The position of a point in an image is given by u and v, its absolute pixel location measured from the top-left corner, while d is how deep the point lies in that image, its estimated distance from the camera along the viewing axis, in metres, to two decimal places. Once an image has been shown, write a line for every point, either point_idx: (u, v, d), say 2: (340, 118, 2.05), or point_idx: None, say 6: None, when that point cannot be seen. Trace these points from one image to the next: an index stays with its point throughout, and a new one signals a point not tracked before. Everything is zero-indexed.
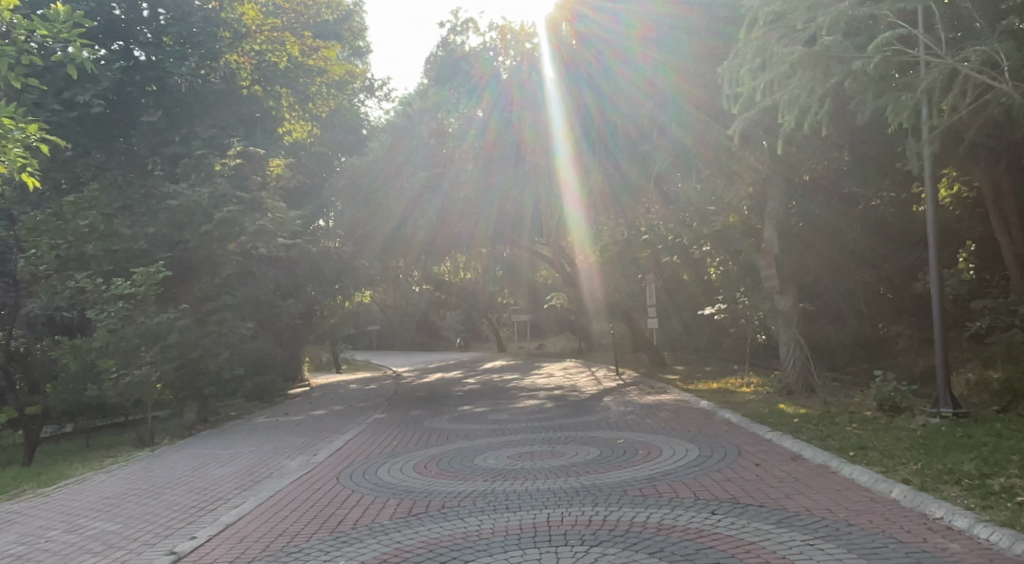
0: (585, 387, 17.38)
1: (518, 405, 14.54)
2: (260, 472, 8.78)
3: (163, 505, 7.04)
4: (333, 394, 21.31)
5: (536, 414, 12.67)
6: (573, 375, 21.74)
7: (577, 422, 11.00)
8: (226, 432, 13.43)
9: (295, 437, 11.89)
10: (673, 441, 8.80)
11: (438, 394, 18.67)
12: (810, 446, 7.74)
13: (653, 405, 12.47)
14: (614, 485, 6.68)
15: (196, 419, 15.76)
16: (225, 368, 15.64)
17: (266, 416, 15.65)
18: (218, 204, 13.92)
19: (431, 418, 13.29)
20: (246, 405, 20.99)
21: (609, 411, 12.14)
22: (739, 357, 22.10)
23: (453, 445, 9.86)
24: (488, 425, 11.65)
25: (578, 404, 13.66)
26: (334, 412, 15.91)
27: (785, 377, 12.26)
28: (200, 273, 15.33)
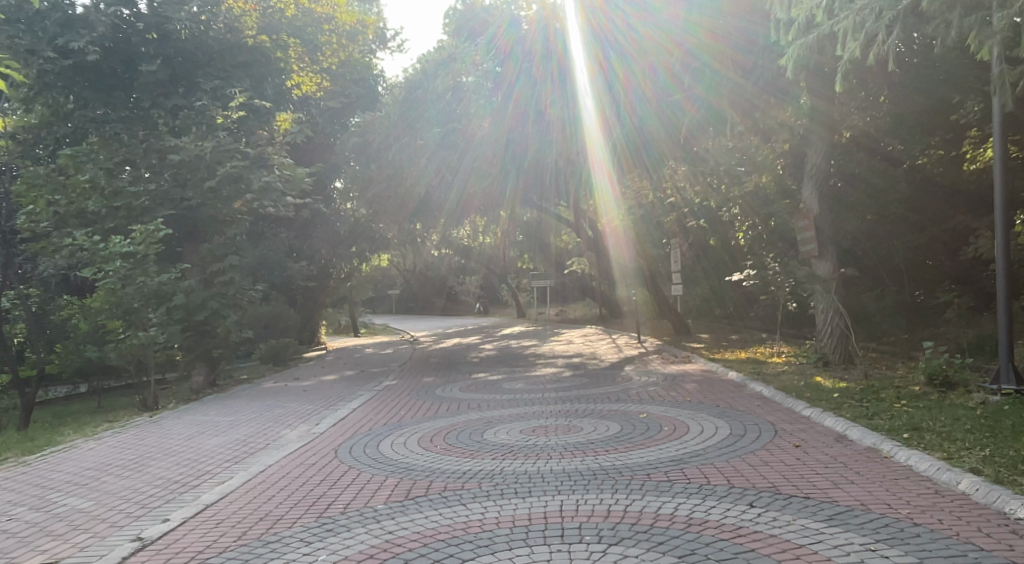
0: (606, 355, 16.70)
1: (534, 373, 13.92)
2: (256, 442, 8.25)
3: (144, 480, 6.54)
4: (348, 359, 20.91)
5: (553, 383, 12.02)
6: (593, 342, 21.02)
7: (597, 393, 10.30)
8: (233, 396, 13.04)
9: (302, 403, 11.42)
10: (702, 417, 8.05)
11: (454, 360, 18.10)
12: (857, 425, 6.94)
13: (678, 376, 11.73)
14: (637, 468, 5.96)
15: (205, 383, 15.41)
16: (234, 331, 15.21)
17: (277, 380, 15.26)
18: (221, 159, 13.53)
19: (444, 385, 12.72)
20: (260, 368, 20.66)
21: (631, 381, 11.45)
22: (767, 325, 21.23)
23: (463, 417, 9.18)
24: (502, 394, 11.02)
25: (598, 373, 12.98)
26: (346, 377, 15.43)
27: (821, 347, 11.41)
28: (206, 233, 14.78)
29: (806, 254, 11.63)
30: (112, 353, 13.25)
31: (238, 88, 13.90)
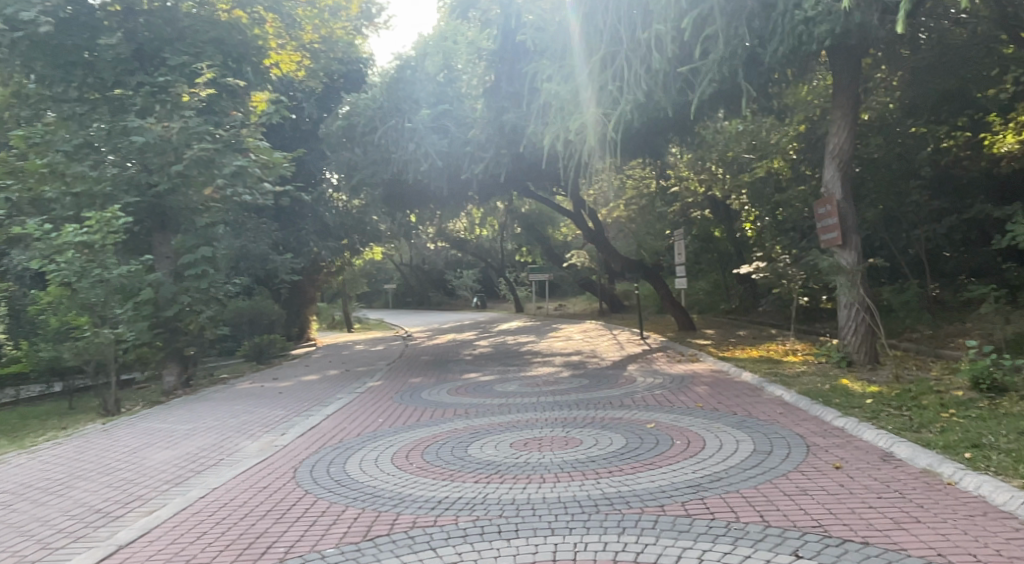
0: (607, 352, 15.72)
1: (529, 373, 12.92)
2: (208, 457, 7.24)
3: (60, 507, 5.55)
4: (335, 356, 19.91)
5: (550, 384, 11.03)
6: (593, 338, 20.03)
7: (597, 398, 9.28)
8: (202, 398, 12.05)
9: (273, 407, 10.43)
10: (717, 428, 7.02)
11: (446, 358, 17.10)
12: (904, 441, 5.90)
13: (686, 377, 10.72)
14: (646, 498, 4.91)
15: (178, 383, 14.42)
16: (209, 328, 14.21)
17: (255, 380, 14.29)
18: (189, 141, 12.53)
19: (432, 387, 11.72)
20: (243, 366, 19.72)
21: (634, 383, 10.42)
22: (775, 321, 20.24)
23: (447, 427, 8.12)
24: (493, 398, 9.97)
25: (599, 373, 11.99)
26: (329, 377, 14.42)
27: (845, 346, 10.38)
28: (177, 222, 13.80)
29: (827, 244, 10.59)
30: (72, 353, 12.27)
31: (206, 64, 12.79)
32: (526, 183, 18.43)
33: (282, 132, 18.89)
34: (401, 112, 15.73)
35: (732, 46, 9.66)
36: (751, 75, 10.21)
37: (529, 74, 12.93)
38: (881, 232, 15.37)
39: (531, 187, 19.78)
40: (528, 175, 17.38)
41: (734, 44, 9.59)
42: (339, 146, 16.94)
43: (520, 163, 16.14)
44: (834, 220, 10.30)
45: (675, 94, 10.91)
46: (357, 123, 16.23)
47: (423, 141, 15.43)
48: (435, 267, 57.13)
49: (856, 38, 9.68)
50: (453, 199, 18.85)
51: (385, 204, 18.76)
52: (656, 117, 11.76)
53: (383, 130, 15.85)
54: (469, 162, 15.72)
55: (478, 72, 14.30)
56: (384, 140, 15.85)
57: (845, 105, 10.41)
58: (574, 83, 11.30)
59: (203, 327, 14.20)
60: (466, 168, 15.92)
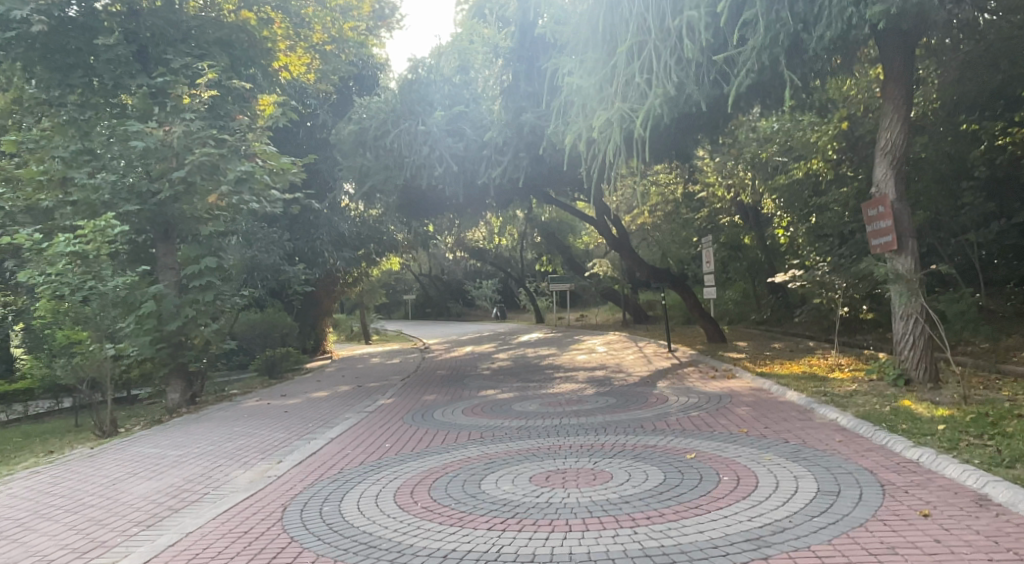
0: (634, 366, 14.76)
1: (551, 390, 12.02)
2: (191, 490, 6.46)
3: (10, 556, 4.82)
4: (349, 371, 19.17)
5: (573, 403, 10.16)
6: (618, 350, 19.13)
7: (627, 421, 8.37)
8: (203, 417, 11.32)
9: (275, 428, 9.68)
10: (769, 460, 6.11)
11: (463, 373, 16.30)
12: (1000, 481, 4.93)
13: (725, 397, 9.75)
14: (695, 557, 4.02)
15: (183, 401, 13.71)
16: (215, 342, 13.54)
17: (262, 397, 13.57)
18: (191, 146, 11.93)
19: (446, 406, 10.90)
20: (254, 380, 19.12)
21: (667, 403, 9.47)
22: (811, 333, 19.14)
23: (459, 454, 7.27)
24: (512, 420, 9.10)
25: (626, 390, 11.09)
26: (339, 393, 13.69)
27: (901, 362, 9.36)
28: (181, 232, 13.22)
29: (878, 250, 9.61)
30: (66, 370, 11.75)
31: (208, 64, 12.18)
32: (547, 189, 17.60)
33: (296, 138, 18.21)
34: (415, 116, 14.88)
35: (772, 32, 8.77)
36: (793, 64, 9.32)
37: (549, 71, 12.22)
38: (929, 236, 14.29)
39: (551, 193, 18.92)
40: (548, 180, 16.56)
41: (775, 28, 8.69)
42: (350, 153, 15.96)
43: (539, 168, 15.28)
44: (887, 223, 9.31)
45: (709, 87, 10.02)
46: (369, 127, 15.28)
47: (439, 144, 14.68)
48: (454, 278, 56.51)
49: (912, 19, 8.73)
50: (470, 205, 18.05)
51: (398, 211, 18.02)
52: (688, 114, 10.86)
53: (396, 134, 14.97)
54: (485, 167, 14.86)
55: (495, 73, 13.63)
56: (396, 143, 14.91)
57: (896, 97, 9.48)
58: (601, 76, 10.37)
59: (208, 341, 13.53)
60: (481, 173, 15.11)
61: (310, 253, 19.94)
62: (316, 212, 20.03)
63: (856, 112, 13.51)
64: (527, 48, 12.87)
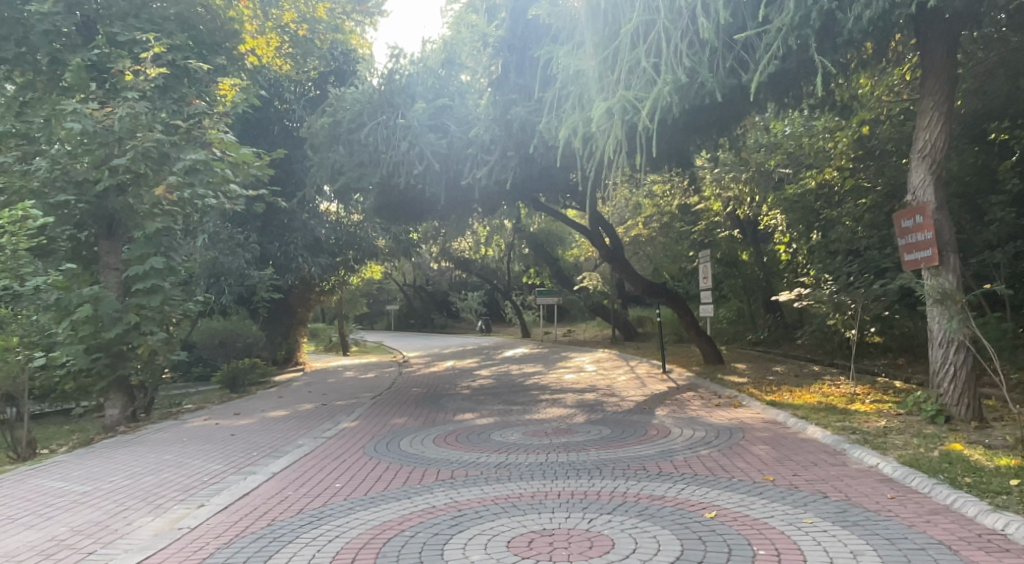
0: (627, 389, 13.44)
1: (536, 415, 10.70)
2: (75, 546, 5.09)
3: None
4: (317, 386, 17.68)
5: (562, 433, 8.83)
6: (609, 369, 17.84)
7: (626, 461, 7.02)
8: (136, 439, 9.82)
9: (213, 457, 8.30)
10: (812, 526, 4.80)
11: (439, 391, 14.93)
12: None
13: (736, 431, 8.45)
14: None
15: (122, 418, 12.35)
16: (160, 353, 12.09)
17: (211, 416, 12.10)
18: (137, 131, 10.61)
19: (416, 433, 9.53)
20: (214, 392, 17.66)
21: (670, 437, 8.18)
22: (815, 356, 17.94)
23: (422, 503, 5.89)
24: (489, 454, 7.73)
25: (623, 419, 9.78)
26: (300, 412, 12.30)
27: (940, 396, 8.11)
28: (127, 229, 11.87)
29: (914, 267, 8.37)
30: None
31: (157, 37, 10.85)
32: (538, 194, 16.34)
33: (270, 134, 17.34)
34: (394, 109, 13.60)
35: (803, 10, 7.56)
36: (822, 50, 8.18)
37: (542, 59, 11.00)
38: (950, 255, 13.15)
39: (542, 199, 17.68)
40: (538, 184, 15.31)
41: (806, 5, 7.51)
42: (323, 148, 14.52)
43: (529, 171, 13.99)
44: (928, 235, 8.08)
45: (724, 75, 8.82)
46: (343, 119, 13.92)
47: (420, 140, 13.41)
48: (440, 288, 55.13)
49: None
50: (454, 209, 16.77)
51: (376, 213, 16.64)
52: (697, 108, 9.65)
53: (372, 128, 13.60)
54: (469, 167, 13.54)
55: (483, 64, 12.45)
56: (372, 138, 13.59)
57: (938, 93, 8.30)
58: (601, 61, 9.13)
59: (153, 352, 12.09)
60: (465, 173, 13.78)
61: (282, 258, 19.15)
62: (290, 214, 19.35)
63: (875, 116, 12.41)
64: (518, 37, 11.69)
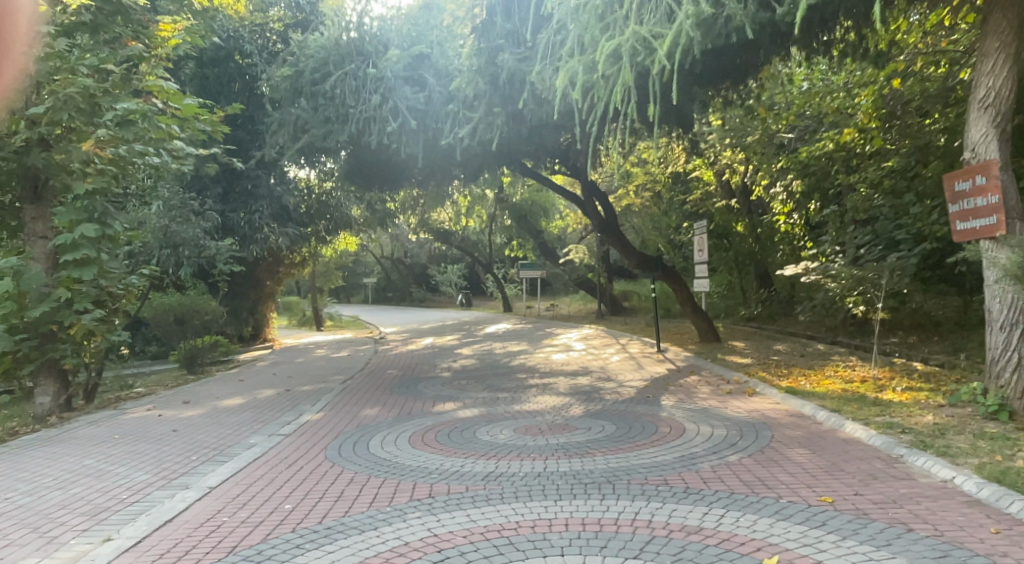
0: (623, 372, 12.26)
1: (526, 404, 9.46)
2: None
3: None
4: (283, 366, 16.30)
5: (560, 430, 7.56)
6: (599, 348, 16.64)
7: (643, 472, 5.76)
8: (59, 437, 8.35)
9: (143, 462, 6.91)
10: None
11: (416, 373, 13.64)
12: None
13: (764, 428, 7.25)
14: None
15: (55, 407, 10.77)
16: (98, 334, 10.58)
17: (156, 405, 10.63)
18: (57, 76, 9.04)
19: (389, 428, 8.23)
20: (170, 373, 16.19)
21: (688, 437, 6.96)
22: (816, 335, 16.90)
23: (392, 537, 4.57)
24: (476, 460, 6.44)
25: (627, 411, 8.54)
26: (260, 400, 10.96)
27: (1001, 388, 6.98)
28: (54, 191, 10.29)
29: (972, 237, 7.18)
30: None
31: None
32: (524, 158, 14.95)
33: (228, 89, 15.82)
34: (364, 58, 12.07)
35: None
36: None
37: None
38: None
39: (528, 163, 16.28)
40: (525, 147, 13.91)
41: None
42: (286, 103, 12.94)
43: (517, 133, 12.56)
44: (994, 199, 6.86)
45: (755, 7, 7.46)
46: (305, 69, 12.22)
47: (394, 94, 11.95)
48: (417, 261, 53.71)
49: None
50: (433, 174, 15.31)
51: (346, 178, 15.12)
52: (716, 51, 8.32)
53: (339, 78, 11.99)
54: (449, 125, 12.05)
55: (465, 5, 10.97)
56: (339, 90, 11.99)
57: (1005, 32, 7.01)
58: None
59: (89, 332, 10.60)
60: (444, 132, 12.30)
61: (246, 228, 17.74)
62: (254, 178, 17.96)
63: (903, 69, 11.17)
64: None
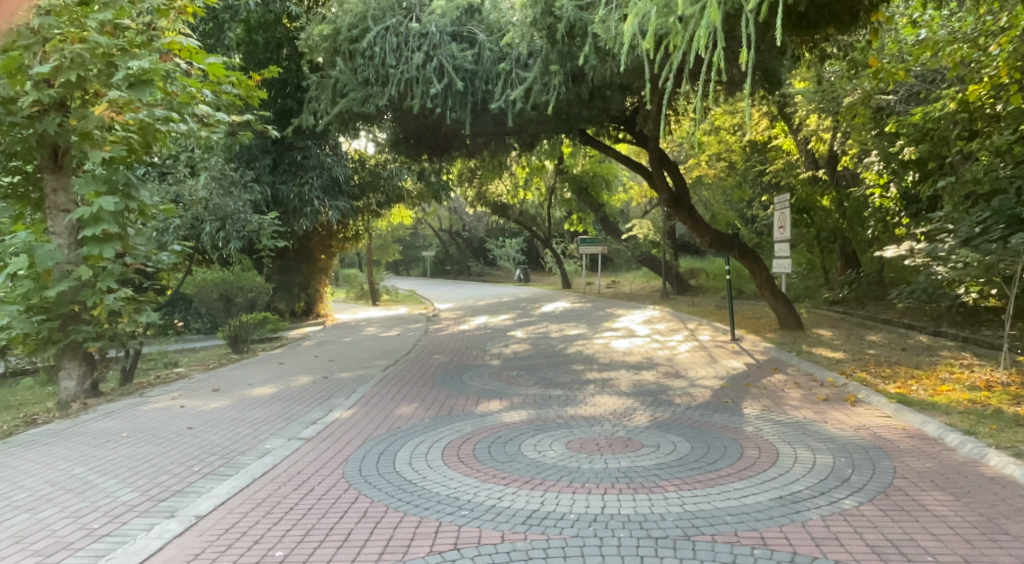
0: (694, 367, 10.88)
1: (583, 406, 8.24)
2: None
3: None
4: (330, 347, 15.54)
5: (626, 448, 6.28)
6: (666, 335, 15.19)
7: (733, 525, 4.43)
8: (67, 431, 7.58)
9: (139, 471, 6.01)
10: None
11: (465, 360, 12.60)
12: None
13: (881, 456, 5.82)
14: None
15: (81, 392, 10.16)
16: (124, 314, 9.87)
17: (183, 393, 9.87)
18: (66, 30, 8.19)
19: (425, 435, 7.14)
20: (215, 352, 15.64)
21: (785, 466, 5.59)
22: (915, 324, 14.94)
23: None
24: (519, 491, 5.24)
25: (703, 422, 7.21)
26: (293, 389, 10.10)
27: None
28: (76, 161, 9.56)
29: None
30: None
31: None
32: (585, 125, 13.52)
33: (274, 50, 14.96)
34: (406, 12, 11.10)
35: None
36: None
37: None
38: None
39: (590, 130, 14.84)
40: (587, 112, 12.48)
41: None
42: (325, 65, 11.87)
43: (577, 95, 11.18)
44: None
45: None
46: (342, 27, 10.85)
47: (438, 51, 10.75)
48: (476, 234, 52.78)
49: None
50: (485, 142, 14.08)
51: (392, 147, 13.99)
52: None
53: (381, 34, 10.81)
54: (500, 86, 10.82)
55: None
56: (380, 47, 10.79)
57: None
58: None
59: (115, 314, 9.91)
60: (495, 95, 11.01)
61: (296, 201, 17.00)
62: (304, 149, 17.19)
63: None
64: None
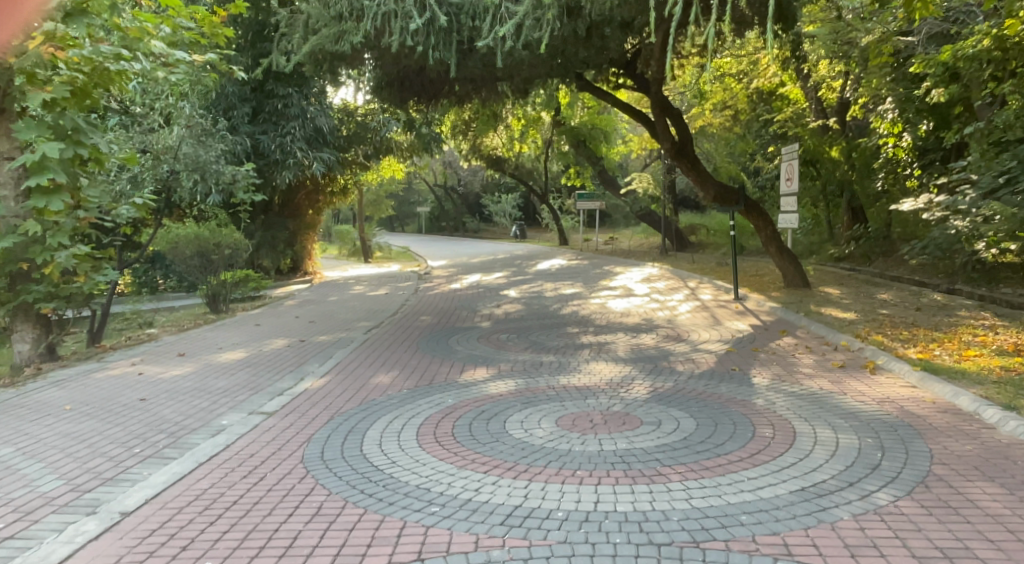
0: (697, 329, 10.16)
1: (577, 374, 7.53)
2: None
3: None
4: (313, 307, 14.81)
5: (624, 426, 5.56)
6: (666, 294, 14.46)
7: (750, 528, 3.71)
8: (6, 403, 6.86)
9: (71, 453, 5.30)
10: None
11: (453, 321, 11.86)
12: None
13: (913, 436, 5.12)
14: None
15: (36, 356, 9.43)
16: (79, 274, 9.07)
17: (145, 358, 9.14)
18: None
19: (401, 408, 6.42)
20: (192, 311, 14.91)
21: (807, 450, 4.87)
22: (928, 281, 14.20)
23: None
24: (499, 481, 4.52)
25: (709, 393, 6.49)
26: (266, 354, 9.38)
27: None
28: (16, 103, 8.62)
29: None
30: None
31: None
32: (582, 68, 12.52)
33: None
34: None
35: None
36: None
37: None
38: None
39: (589, 74, 13.81)
40: (585, 54, 11.47)
41: None
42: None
43: (573, 33, 10.19)
44: None
45: None
46: None
47: None
48: (471, 189, 51.58)
49: None
50: (474, 87, 13.07)
51: (375, 93, 13.01)
52: None
53: None
54: (488, 22, 9.83)
55: None
56: None
57: None
58: None
59: (68, 272, 9.10)
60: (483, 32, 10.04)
61: (277, 151, 16.05)
62: (285, 97, 16.15)
63: None
64: None
